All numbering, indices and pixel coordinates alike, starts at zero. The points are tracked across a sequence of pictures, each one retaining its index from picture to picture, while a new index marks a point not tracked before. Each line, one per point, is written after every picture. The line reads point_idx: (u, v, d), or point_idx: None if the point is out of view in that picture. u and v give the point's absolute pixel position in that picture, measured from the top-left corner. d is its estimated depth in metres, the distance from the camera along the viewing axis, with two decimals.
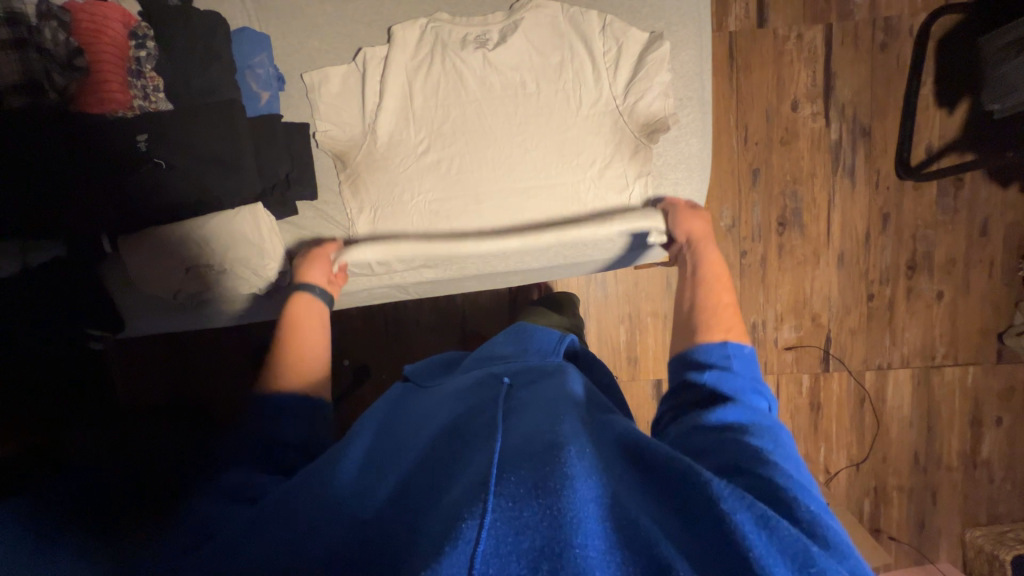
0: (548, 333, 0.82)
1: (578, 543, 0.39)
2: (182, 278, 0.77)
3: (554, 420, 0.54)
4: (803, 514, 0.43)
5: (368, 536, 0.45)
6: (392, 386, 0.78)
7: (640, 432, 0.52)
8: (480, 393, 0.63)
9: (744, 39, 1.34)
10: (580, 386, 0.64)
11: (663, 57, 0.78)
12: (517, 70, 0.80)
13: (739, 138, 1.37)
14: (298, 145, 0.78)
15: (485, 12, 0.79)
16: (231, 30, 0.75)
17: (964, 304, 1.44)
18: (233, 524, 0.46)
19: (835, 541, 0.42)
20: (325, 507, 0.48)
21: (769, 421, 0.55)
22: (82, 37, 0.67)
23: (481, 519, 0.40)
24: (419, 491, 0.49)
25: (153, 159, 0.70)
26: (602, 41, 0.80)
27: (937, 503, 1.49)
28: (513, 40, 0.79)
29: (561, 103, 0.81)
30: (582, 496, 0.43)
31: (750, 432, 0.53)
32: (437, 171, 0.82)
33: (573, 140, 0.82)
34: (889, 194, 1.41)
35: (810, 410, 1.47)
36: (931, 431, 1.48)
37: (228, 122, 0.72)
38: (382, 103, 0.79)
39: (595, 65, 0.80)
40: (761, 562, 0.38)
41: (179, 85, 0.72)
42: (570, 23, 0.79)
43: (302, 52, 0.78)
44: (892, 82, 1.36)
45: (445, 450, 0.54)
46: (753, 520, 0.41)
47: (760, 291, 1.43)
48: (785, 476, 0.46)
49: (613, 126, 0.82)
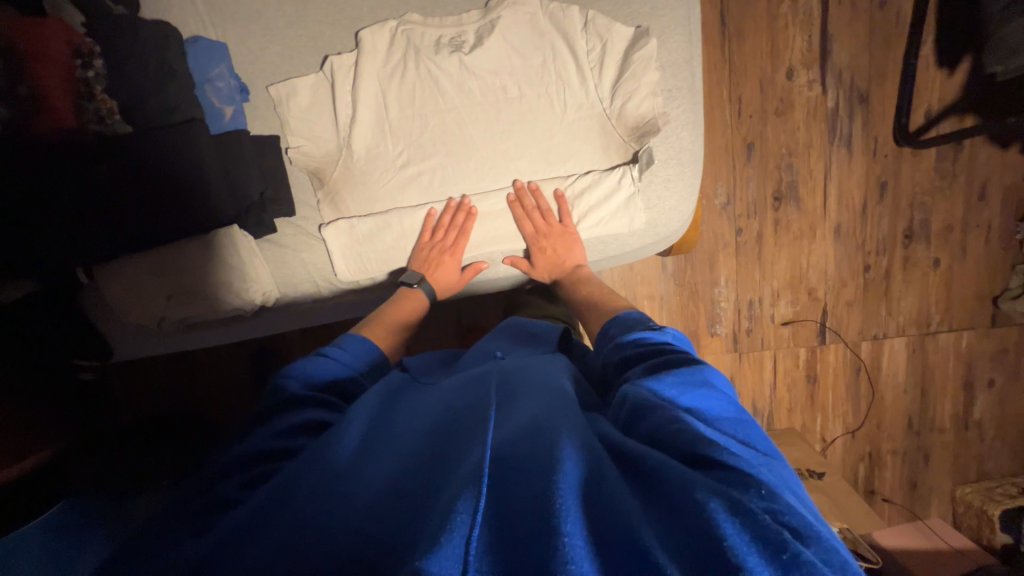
0: (543, 325, 0.80)
1: (566, 531, 0.38)
2: (165, 305, 0.75)
3: (548, 404, 0.53)
4: (759, 501, 0.40)
5: (367, 519, 0.44)
6: (391, 372, 0.70)
7: (608, 428, 0.51)
8: (475, 380, 0.62)
9: (737, 4, 1.27)
10: (569, 373, 0.64)
11: (649, 54, 0.73)
12: (498, 72, 0.75)
13: (733, 111, 1.32)
14: (267, 159, 0.74)
15: (459, 11, 0.74)
16: (184, 41, 0.69)
17: (961, 271, 1.44)
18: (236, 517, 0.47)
19: (797, 524, 0.40)
20: (321, 495, 0.47)
21: (702, 378, 0.54)
22: (23, 61, 0.62)
23: (473, 514, 0.39)
24: (414, 476, 0.49)
25: (115, 188, 0.66)
26: (585, 39, 0.75)
27: (929, 464, 1.53)
28: (490, 42, 0.74)
29: (545, 108, 0.76)
30: (568, 484, 0.42)
31: (682, 402, 0.51)
32: (417, 185, 0.78)
33: (561, 147, 0.78)
34: (887, 161, 1.37)
35: (807, 382, 1.49)
36: (926, 396, 1.51)
37: (191, 142, 0.68)
38: (356, 114, 0.74)
39: (580, 66, 0.75)
40: (734, 551, 0.36)
41: (133, 102, 0.67)
42: (550, 21, 0.74)
43: (263, 60, 0.73)
44: (891, 42, 1.30)
45: (438, 436, 0.53)
46: (724, 508, 0.39)
47: (756, 268, 1.42)
48: (737, 457, 0.44)
49: (600, 131, 0.78)
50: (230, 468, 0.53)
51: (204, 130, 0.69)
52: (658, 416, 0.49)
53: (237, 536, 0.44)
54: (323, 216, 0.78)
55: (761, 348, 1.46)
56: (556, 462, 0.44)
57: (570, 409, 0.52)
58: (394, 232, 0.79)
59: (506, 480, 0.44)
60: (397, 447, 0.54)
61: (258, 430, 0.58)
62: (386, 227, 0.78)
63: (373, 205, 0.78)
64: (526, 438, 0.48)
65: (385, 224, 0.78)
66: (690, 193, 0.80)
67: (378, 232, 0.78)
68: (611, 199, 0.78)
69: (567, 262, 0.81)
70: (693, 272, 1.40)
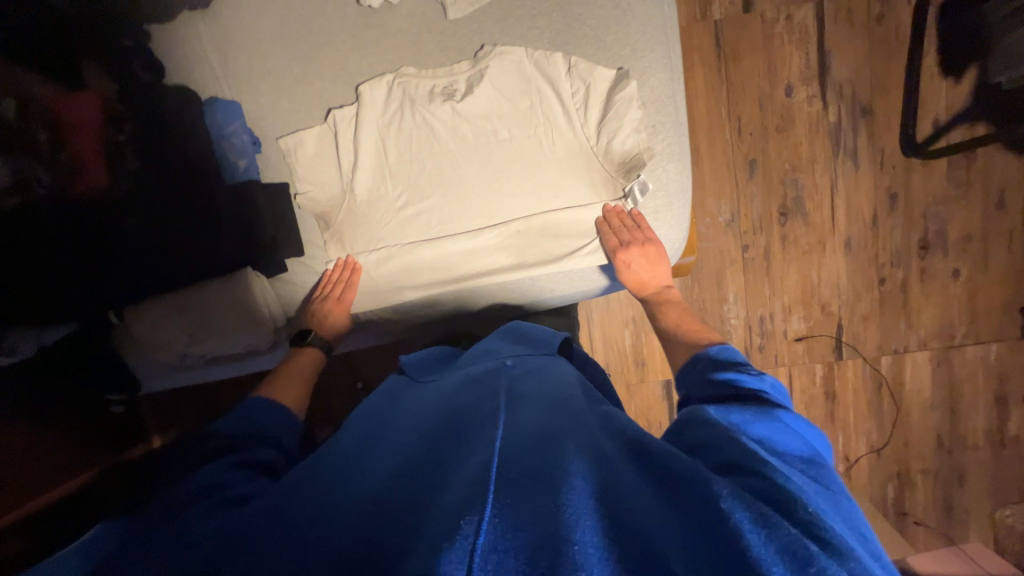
0: (542, 331, 0.79)
1: (578, 539, 0.39)
2: (186, 343, 0.80)
3: (554, 419, 0.55)
4: (803, 515, 0.41)
5: (379, 521, 0.46)
6: (388, 377, 0.77)
7: (638, 429, 0.53)
8: (478, 388, 0.65)
9: (731, 26, 1.29)
10: (575, 376, 0.67)
11: (630, 95, 0.75)
12: (488, 116, 0.78)
13: (733, 129, 1.33)
14: (279, 205, 0.79)
15: (451, 62, 0.77)
16: (204, 102, 0.75)
17: (984, 281, 1.39)
18: (247, 515, 0.50)
19: (835, 543, 0.39)
20: (331, 499, 0.50)
21: (777, 417, 0.54)
22: (65, 132, 0.70)
23: (481, 518, 0.41)
24: (421, 481, 0.51)
25: (145, 239, 0.73)
26: (569, 83, 0.77)
27: (964, 484, 1.46)
28: (480, 90, 0.77)
29: (534, 148, 0.79)
30: (580, 495, 0.43)
31: (746, 429, 0.52)
32: (416, 224, 0.81)
33: (551, 184, 0.80)
34: (896, 172, 1.35)
35: (826, 399, 1.45)
36: (955, 412, 1.44)
37: (208, 193, 0.75)
38: (357, 161, 0.79)
39: (565, 109, 0.78)
40: (758, 559, 0.37)
41: (157, 162, 0.74)
42: (536, 68, 0.77)
43: (274, 114, 0.78)
44: (892, 55, 1.29)
45: (446, 443, 0.56)
46: (751, 519, 0.40)
47: (765, 284, 1.40)
48: (789, 479, 0.45)
49: (586, 169, 0.80)
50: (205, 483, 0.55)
51: (222, 184, 0.76)
52: (714, 432, 0.51)
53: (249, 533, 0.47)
54: (329, 252, 0.82)
55: (775, 365, 1.43)
56: (565, 477, 0.45)
57: (577, 422, 0.54)
58: (389, 266, 0.82)
59: (512, 486, 0.45)
60: (408, 450, 0.56)
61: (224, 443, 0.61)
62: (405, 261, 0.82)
63: (374, 242, 0.82)
64: (534, 450, 0.50)
65: (384, 258, 0.82)
66: (681, 221, 0.82)
67: (397, 266, 0.82)
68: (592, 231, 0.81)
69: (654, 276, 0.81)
70: (701, 290, 1.40)
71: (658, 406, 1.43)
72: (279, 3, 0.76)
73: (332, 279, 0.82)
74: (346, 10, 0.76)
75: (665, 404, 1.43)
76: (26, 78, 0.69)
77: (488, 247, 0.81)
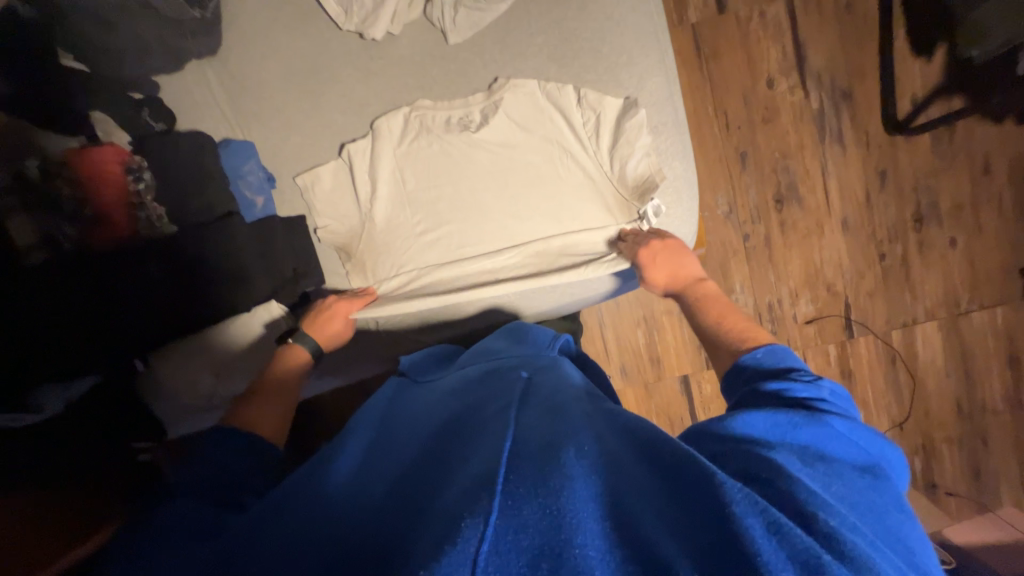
0: (543, 331, 0.80)
1: (578, 542, 0.37)
2: (210, 385, 0.81)
3: (557, 415, 0.52)
4: (822, 527, 0.39)
5: (375, 529, 0.45)
6: (387, 380, 0.79)
7: (648, 425, 0.51)
8: (480, 389, 0.62)
9: (707, 28, 1.35)
10: (582, 381, 0.64)
11: (641, 121, 0.77)
12: (503, 147, 0.80)
13: (720, 125, 1.38)
14: (298, 238, 0.82)
15: (464, 94, 0.80)
16: (218, 146, 0.78)
17: (980, 247, 1.42)
18: (238, 527, 0.47)
19: (853, 553, 0.37)
20: (327, 514, 0.48)
21: (812, 439, 0.49)
22: (85, 185, 0.70)
23: (485, 518, 0.38)
24: (418, 488, 0.48)
25: (171, 283, 0.72)
26: (581, 112, 0.79)
27: (989, 450, 1.46)
28: (495, 121, 0.79)
29: (547, 175, 0.81)
30: (581, 494, 0.41)
31: (777, 446, 0.47)
32: (434, 251, 0.83)
33: (568, 209, 0.81)
34: (882, 151, 1.39)
35: (842, 378, 1.46)
36: (970, 378, 1.46)
37: (229, 232, 0.75)
38: (375, 191, 0.81)
39: (578, 137, 0.80)
40: (767, 567, 0.35)
41: (182, 209, 0.75)
42: (548, 99, 0.79)
43: (287, 150, 0.80)
44: (864, 41, 1.35)
45: (443, 447, 0.53)
46: (763, 526, 0.37)
47: (769, 271, 1.43)
48: (811, 493, 0.41)
49: (598, 191, 0.82)
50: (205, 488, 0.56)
51: (242, 222, 0.77)
52: (735, 445, 0.48)
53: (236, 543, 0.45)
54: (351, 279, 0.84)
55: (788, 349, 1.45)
56: (564, 471, 0.43)
57: (580, 417, 0.52)
58: (405, 294, 0.84)
59: (515, 483, 0.42)
60: (406, 457, 0.54)
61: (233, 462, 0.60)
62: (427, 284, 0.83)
63: (395, 268, 0.84)
64: (533, 443, 0.48)
65: (404, 288, 0.83)
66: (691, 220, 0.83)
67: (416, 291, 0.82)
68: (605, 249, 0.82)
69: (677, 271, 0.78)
70: None
71: (678, 402, 1.44)
72: (284, 43, 0.78)
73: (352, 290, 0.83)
74: (349, 46, 0.78)
75: (686, 399, 1.43)
76: (46, 140, 0.70)
77: (506, 269, 0.83)
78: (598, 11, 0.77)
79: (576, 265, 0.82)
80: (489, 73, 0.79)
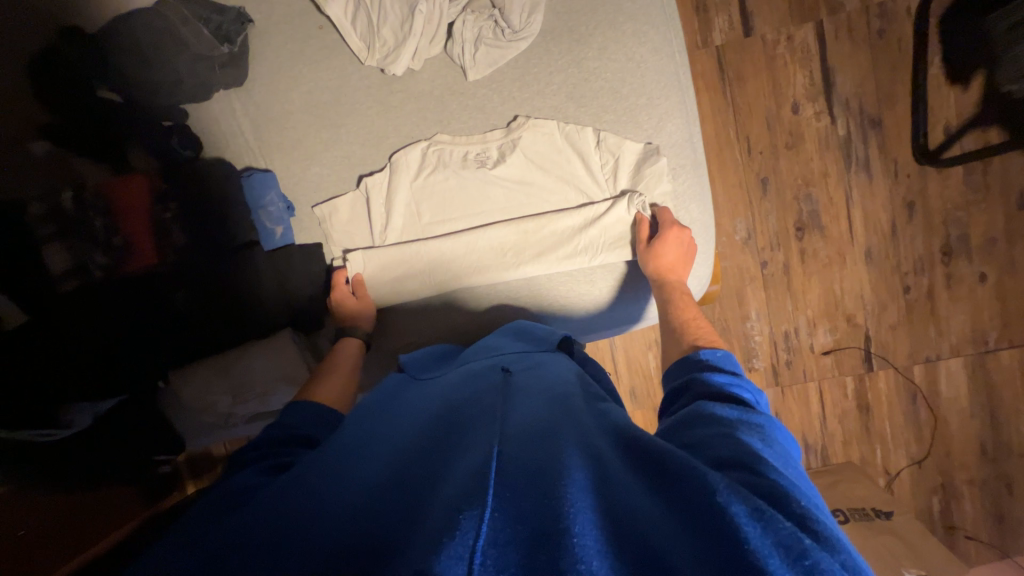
0: (544, 329, 0.78)
1: (576, 531, 0.36)
2: (229, 405, 0.82)
3: (552, 414, 0.52)
4: (796, 508, 0.39)
5: (363, 518, 0.43)
6: (387, 377, 0.74)
7: (635, 428, 0.50)
8: (478, 384, 0.62)
9: (732, 51, 1.32)
10: (574, 374, 0.64)
11: (660, 169, 0.78)
12: (519, 184, 0.80)
13: (742, 150, 1.35)
14: (315, 264, 0.83)
15: (483, 130, 0.81)
16: (242, 177, 0.80)
17: (1013, 283, 1.36)
18: (224, 530, 0.45)
19: (826, 534, 0.38)
20: (322, 494, 0.47)
21: (760, 422, 0.52)
22: (116, 214, 0.74)
23: (481, 512, 0.38)
24: (415, 476, 0.48)
25: (190, 310, 0.77)
26: (598, 155, 0.79)
27: (1013, 494, 1.41)
28: (512, 158, 0.80)
29: (559, 209, 0.80)
30: (578, 490, 0.40)
31: (739, 429, 0.49)
32: (445, 253, 0.80)
33: (581, 240, 0.80)
34: (911, 181, 1.35)
35: (859, 412, 1.42)
36: (996, 419, 1.40)
37: (251, 263, 0.80)
38: (389, 222, 0.82)
39: (595, 179, 0.80)
40: (757, 554, 0.34)
41: (200, 238, 0.78)
42: (566, 139, 0.79)
43: (307, 179, 0.82)
44: (897, 67, 1.31)
45: (440, 438, 0.53)
46: (748, 513, 0.37)
47: (787, 299, 1.39)
48: (778, 474, 0.43)
49: (617, 221, 0.80)
50: (217, 499, 0.52)
51: (263, 253, 0.80)
52: (706, 432, 0.49)
53: (230, 541, 0.43)
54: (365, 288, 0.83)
55: (803, 380, 1.42)
56: (562, 468, 0.43)
57: (575, 418, 0.52)
58: (409, 317, 0.84)
59: (512, 480, 0.43)
60: (401, 444, 0.54)
61: (241, 471, 0.56)
62: (436, 287, 0.82)
63: (406, 277, 0.82)
64: (531, 440, 0.48)
65: (410, 316, 0.84)
66: (705, 263, 0.83)
67: (424, 291, 0.82)
68: (614, 275, 0.82)
69: (680, 258, 0.77)
70: (722, 310, 1.40)
71: None
72: (307, 75, 0.80)
73: (342, 279, 0.81)
74: (371, 79, 0.80)
75: None
76: (83, 166, 0.76)
77: (512, 280, 0.81)
78: (619, 52, 0.77)
79: (580, 281, 0.81)
80: (509, 111, 0.80)
